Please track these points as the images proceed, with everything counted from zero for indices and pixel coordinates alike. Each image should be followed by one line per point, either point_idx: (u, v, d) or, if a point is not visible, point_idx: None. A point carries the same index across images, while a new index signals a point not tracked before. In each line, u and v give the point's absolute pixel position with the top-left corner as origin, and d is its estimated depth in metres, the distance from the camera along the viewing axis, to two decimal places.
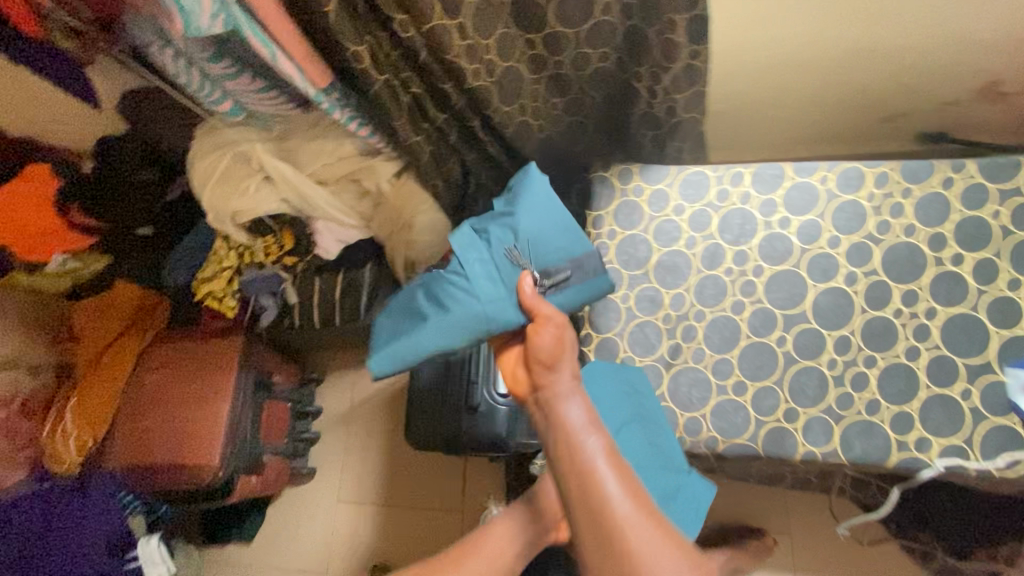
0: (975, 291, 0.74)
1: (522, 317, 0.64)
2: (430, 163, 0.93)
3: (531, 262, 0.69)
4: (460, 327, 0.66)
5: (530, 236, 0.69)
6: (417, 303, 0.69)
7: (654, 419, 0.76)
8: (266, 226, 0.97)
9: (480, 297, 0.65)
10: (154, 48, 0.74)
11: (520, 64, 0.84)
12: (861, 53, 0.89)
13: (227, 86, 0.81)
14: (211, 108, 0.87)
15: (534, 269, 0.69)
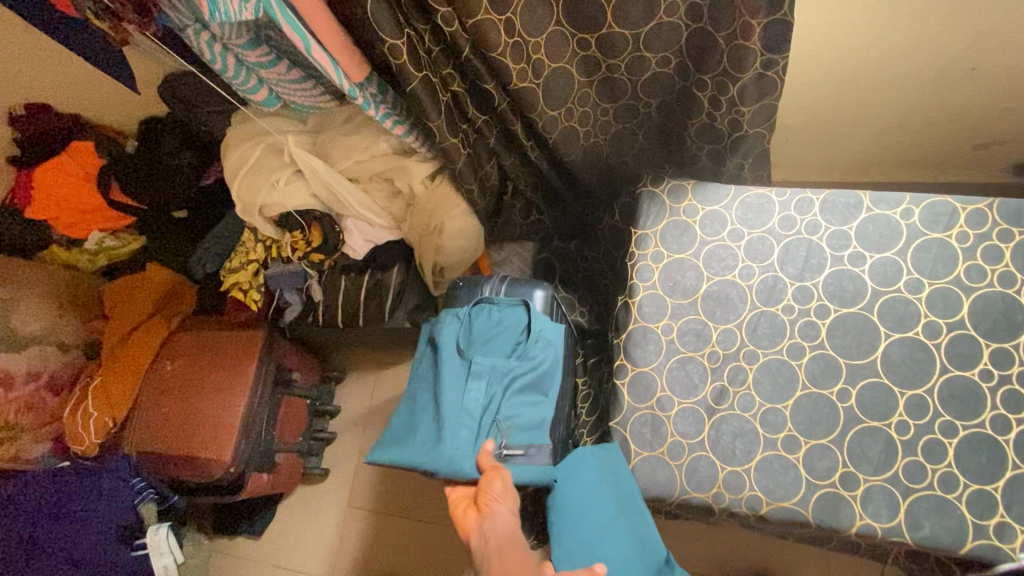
0: None
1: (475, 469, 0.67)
2: (466, 167, 0.88)
3: (506, 416, 0.70)
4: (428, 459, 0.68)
5: (513, 390, 0.71)
6: (410, 410, 0.73)
7: (636, 507, 0.74)
8: (294, 221, 0.94)
9: (449, 435, 0.68)
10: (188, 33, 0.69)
11: (570, 67, 0.77)
12: (961, 70, 0.78)
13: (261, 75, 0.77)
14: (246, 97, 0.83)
15: (505, 424, 0.70)
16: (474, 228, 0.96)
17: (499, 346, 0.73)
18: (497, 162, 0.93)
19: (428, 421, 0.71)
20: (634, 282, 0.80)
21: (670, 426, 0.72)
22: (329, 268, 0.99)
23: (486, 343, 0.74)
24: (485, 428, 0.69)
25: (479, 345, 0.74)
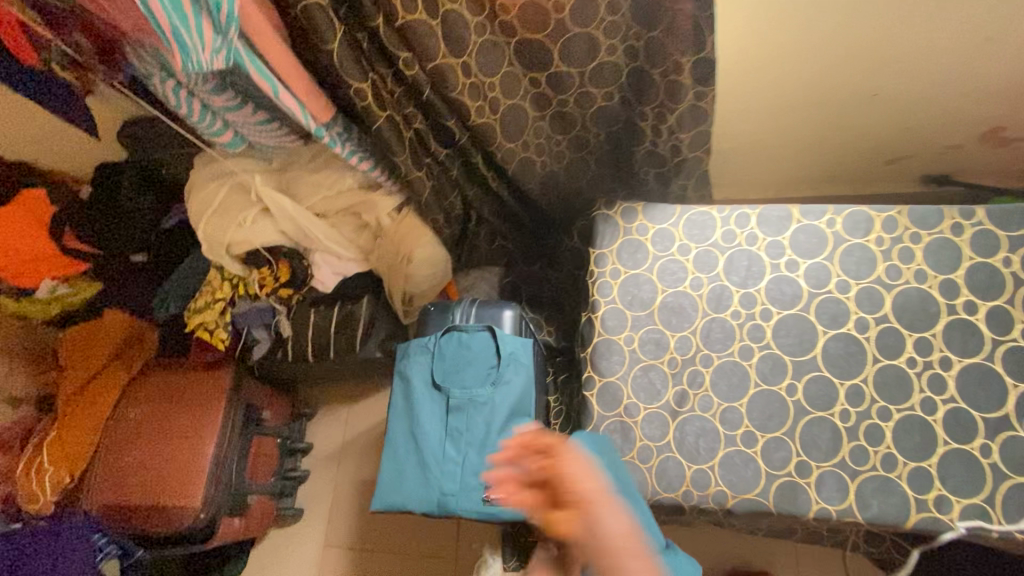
0: (989, 341, 0.72)
1: (464, 505, 0.70)
2: (432, 198, 0.92)
3: (486, 444, 0.72)
4: (417, 498, 0.72)
5: (490, 418, 0.72)
6: (393, 448, 0.75)
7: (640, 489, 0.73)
8: (263, 259, 0.95)
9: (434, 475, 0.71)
10: (154, 81, 0.70)
11: (524, 103, 0.84)
12: (866, 97, 0.89)
13: (227, 117, 0.79)
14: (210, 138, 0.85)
15: (486, 453, 0.71)
16: (440, 255, 1.00)
17: (472, 375, 0.74)
18: (459, 193, 0.97)
19: (413, 456, 0.73)
20: (596, 298, 0.85)
21: (638, 431, 0.77)
22: (297, 303, 1.01)
23: (459, 372, 0.75)
24: (468, 461, 0.71)
25: (450, 375, 0.75)
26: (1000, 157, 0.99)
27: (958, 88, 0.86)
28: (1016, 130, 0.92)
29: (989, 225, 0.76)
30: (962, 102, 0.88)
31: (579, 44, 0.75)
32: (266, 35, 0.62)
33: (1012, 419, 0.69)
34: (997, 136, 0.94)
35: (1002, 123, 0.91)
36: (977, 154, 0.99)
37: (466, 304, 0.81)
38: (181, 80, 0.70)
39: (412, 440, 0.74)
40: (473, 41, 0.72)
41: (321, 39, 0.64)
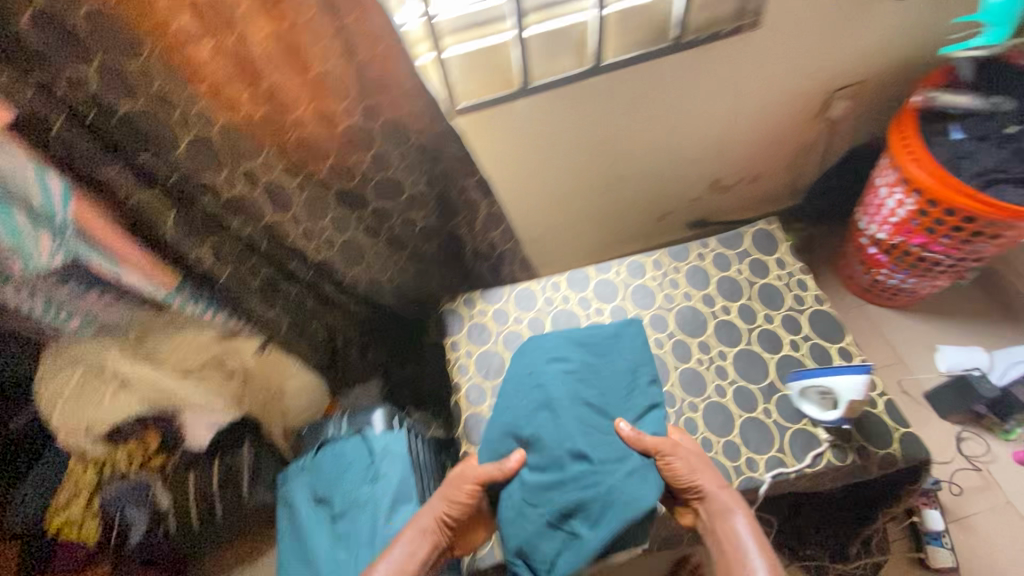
0: (745, 330, 0.96)
1: None
2: (291, 331, 1.01)
3: (377, 540, 0.75)
4: None
5: (377, 512, 0.76)
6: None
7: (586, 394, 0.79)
8: (126, 431, 0.94)
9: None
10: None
11: (359, 235, 0.99)
12: (620, 179, 1.18)
13: (79, 302, 0.83)
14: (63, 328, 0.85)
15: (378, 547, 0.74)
16: (312, 382, 1.11)
17: (354, 478, 0.80)
18: (322, 322, 1.08)
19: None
20: (458, 379, 0.98)
21: None
22: (174, 466, 1.01)
23: (340, 479, 0.80)
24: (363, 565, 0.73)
25: (333, 485, 0.80)
26: (729, 198, 1.35)
27: (677, 160, 1.18)
28: (729, 179, 1.28)
29: (719, 249, 1.05)
30: (684, 168, 1.21)
31: (390, 186, 0.94)
32: (103, 227, 0.72)
33: (778, 383, 0.90)
34: (719, 185, 1.29)
35: (718, 176, 1.27)
36: (714, 199, 1.34)
37: (336, 418, 0.91)
38: (23, 282, 0.76)
39: (305, 563, 0.76)
40: (297, 198, 0.87)
41: (155, 220, 0.74)
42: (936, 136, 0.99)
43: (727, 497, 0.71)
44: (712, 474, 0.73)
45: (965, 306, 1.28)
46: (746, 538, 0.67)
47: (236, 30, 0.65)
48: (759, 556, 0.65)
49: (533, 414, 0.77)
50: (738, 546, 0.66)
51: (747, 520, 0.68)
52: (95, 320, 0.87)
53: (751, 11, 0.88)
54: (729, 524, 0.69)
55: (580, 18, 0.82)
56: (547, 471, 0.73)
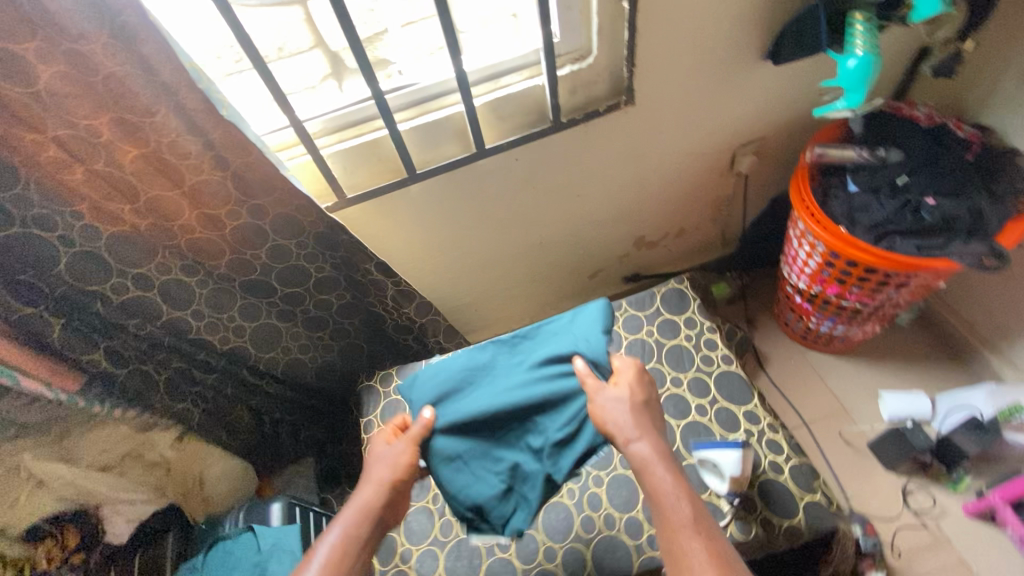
0: (655, 395, 0.95)
1: None
2: (207, 420, 1.07)
3: None
4: None
5: None
6: None
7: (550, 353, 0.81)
8: (42, 530, 0.87)
9: None
10: None
11: (272, 320, 1.02)
12: (538, 245, 1.21)
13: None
14: None
15: None
16: (234, 465, 1.15)
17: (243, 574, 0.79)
18: (245, 404, 1.12)
19: None
20: None
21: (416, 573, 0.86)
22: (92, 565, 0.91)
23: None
24: None
25: None
26: (657, 253, 1.37)
27: (594, 223, 1.21)
28: (652, 235, 1.30)
29: (632, 310, 1.05)
30: (603, 230, 1.24)
31: (297, 273, 0.96)
32: None
33: (682, 451, 0.88)
34: (643, 242, 1.31)
35: (640, 234, 1.29)
36: (642, 255, 1.36)
37: (236, 511, 0.91)
38: None
39: None
40: (198, 294, 0.91)
41: (43, 327, 0.80)
42: (832, 190, 1.01)
43: (642, 447, 0.65)
44: (643, 421, 0.68)
45: (906, 347, 1.25)
46: (674, 497, 0.60)
47: (105, 154, 0.70)
48: (693, 532, 0.57)
49: (489, 374, 0.82)
50: (660, 499, 0.61)
51: (669, 470, 0.63)
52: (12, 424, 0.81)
53: (625, 89, 0.93)
54: (652, 475, 0.63)
55: (451, 111, 0.87)
56: (490, 423, 0.75)
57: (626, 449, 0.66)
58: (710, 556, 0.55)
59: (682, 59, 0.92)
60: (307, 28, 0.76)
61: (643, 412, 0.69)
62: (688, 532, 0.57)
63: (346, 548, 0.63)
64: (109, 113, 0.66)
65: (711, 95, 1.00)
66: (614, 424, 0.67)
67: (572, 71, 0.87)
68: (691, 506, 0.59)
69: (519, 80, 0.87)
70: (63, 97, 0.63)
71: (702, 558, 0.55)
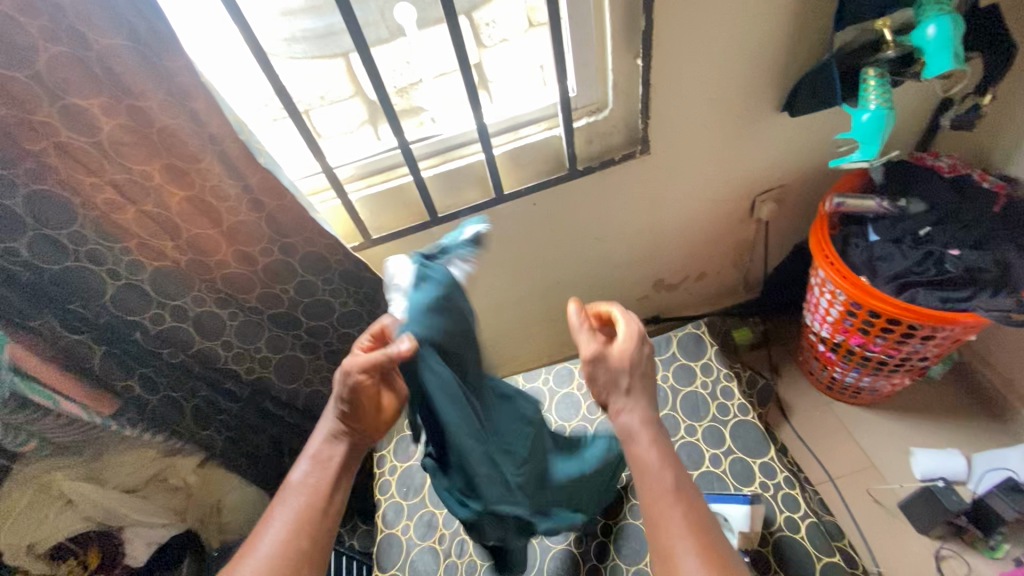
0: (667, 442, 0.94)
1: None
2: (228, 446, 1.09)
3: None
4: None
5: None
6: None
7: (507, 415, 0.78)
8: (70, 548, 0.92)
9: None
10: None
11: (296, 352, 1.06)
12: (556, 285, 1.22)
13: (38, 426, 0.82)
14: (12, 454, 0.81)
15: None
16: (250, 494, 1.18)
17: None
18: (266, 433, 1.14)
19: None
20: (378, 497, 0.98)
21: None
22: None
23: None
24: None
25: None
26: (677, 295, 1.37)
27: (611, 265, 1.22)
28: (671, 278, 1.31)
29: (646, 354, 1.05)
30: (622, 272, 1.25)
31: (322, 307, 1.00)
32: (36, 362, 0.80)
33: None
34: (662, 284, 1.31)
35: (659, 277, 1.29)
36: (662, 297, 1.36)
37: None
38: None
39: None
40: (229, 325, 0.95)
41: (85, 356, 0.85)
42: (853, 239, 1.01)
43: (632, 420, 0.61)
44: (626, 376, 0.62)
45: (940, 402, 1.19)
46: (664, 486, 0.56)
47: (155, 196, 0.76)
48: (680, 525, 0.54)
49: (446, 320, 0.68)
50: (646, 482, 0.57)
51: (656, 450, 0.58)
52: (48, 444, 0.85)
53: (640, 139, 0.96)
54: (635, 451, 0.59)
55: (472, 160, 0.92)
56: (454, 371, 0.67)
57: (611, 408, 0.63)
58: (703, 554, 0.51)
59: (698, 111, 0.95)
60: (347, 78, 0.90)
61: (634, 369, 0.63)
62: (678, 529, 0.54)
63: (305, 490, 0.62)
64: (161, 160, 0.73)
65: (729, 144, 1.02)
66: (603, 379, 0.62)
67: (589, 123, 0.91)
68: (683, 503, 0.56)
69: (539, 130, 0.92)
70: (123, 146, 0.70)
71: (693, 553, 0.52)
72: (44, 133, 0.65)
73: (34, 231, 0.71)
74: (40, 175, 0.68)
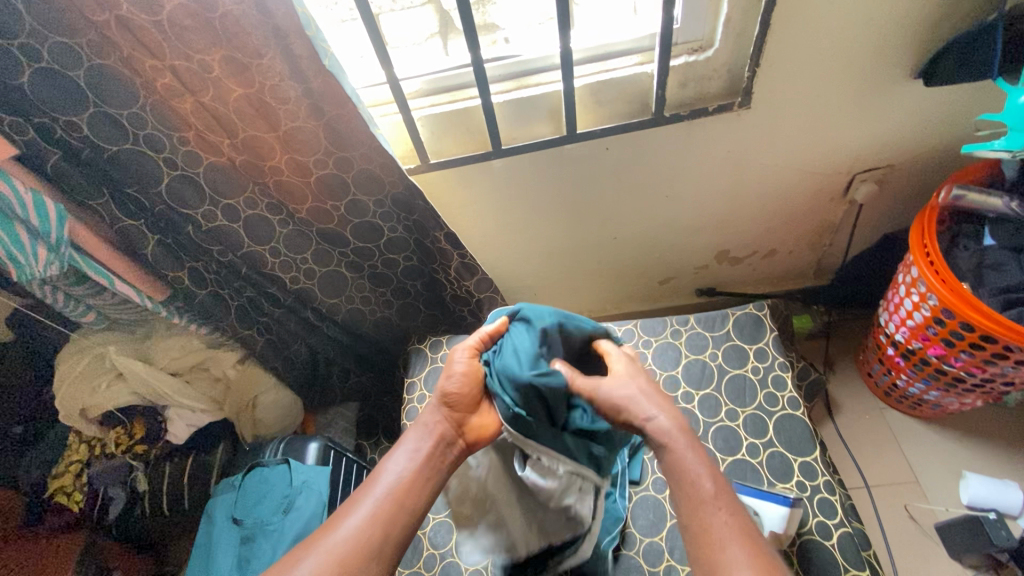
0: (703, 424, 0.90)
1: None
2: (268, 349, 1.13)
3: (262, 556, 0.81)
4: None
5: (274, 534, 0.83)
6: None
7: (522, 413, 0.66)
8: (117, 418, 0.99)
9: None
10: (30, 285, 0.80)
11: (340, 269, 1.05)
12: (612, 240, 1.15)
13: (91, 302, 0.89)
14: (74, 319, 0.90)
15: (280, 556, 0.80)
16: (285, 396, 1.21)
17: (272, 516, 0.85)
18: (304, 342, 1.17)
19: None
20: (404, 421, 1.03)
21: (426, 540, 0.88)
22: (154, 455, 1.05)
23: (255, 504, 0.87)
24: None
25: (247, 507, 0.87)
26: (739, 270, 1.27)
27: (676, 229, 1.13)
28: (737, 251, 1.21)
29: (698, 328, 0.99)
30: (685, 237, 1.16)
31: (368, 229, 0.97)
32: (93, 241, 0.82)
33: None
34: (726, 256, 1.22)
35: (724, 248, 1.20)
36: (722, 270, 1.27)
37: (275, 442, 0.98)
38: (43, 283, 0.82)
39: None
40: (279, 234, 0.95)
41: (139, 242, 0.86)
42: (961, 240, 0.90)
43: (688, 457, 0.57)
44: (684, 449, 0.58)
45: (1009, 431, 1.10)
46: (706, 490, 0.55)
47: (214, 90, 0.72)
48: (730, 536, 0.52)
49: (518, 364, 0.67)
50: (689, 489, 0.56)
51: (701, 460, 0.57)
52: (106, 317, 0.94)
53: (742, 90, 0.85)
54: (674, 454, 0.58)
55: (549, 89, 0.84)
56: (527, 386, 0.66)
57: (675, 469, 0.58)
58: None
59: (817, 67, 0.82)
60: None
61: (654, 390, 0.64)
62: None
63: (416, 483, 0.64)
64: (221, 50, 0.68)
65: (838, 111, 0.89)
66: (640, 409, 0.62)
67: (688, 63, 0.81)
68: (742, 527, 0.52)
69: (629, 64, 0.83)
70: (183, 29, 0.66)
71: None
72: (105, 5, 0.62)
73: (95, 108, 0.70)
74: (101, 49, 0.66)
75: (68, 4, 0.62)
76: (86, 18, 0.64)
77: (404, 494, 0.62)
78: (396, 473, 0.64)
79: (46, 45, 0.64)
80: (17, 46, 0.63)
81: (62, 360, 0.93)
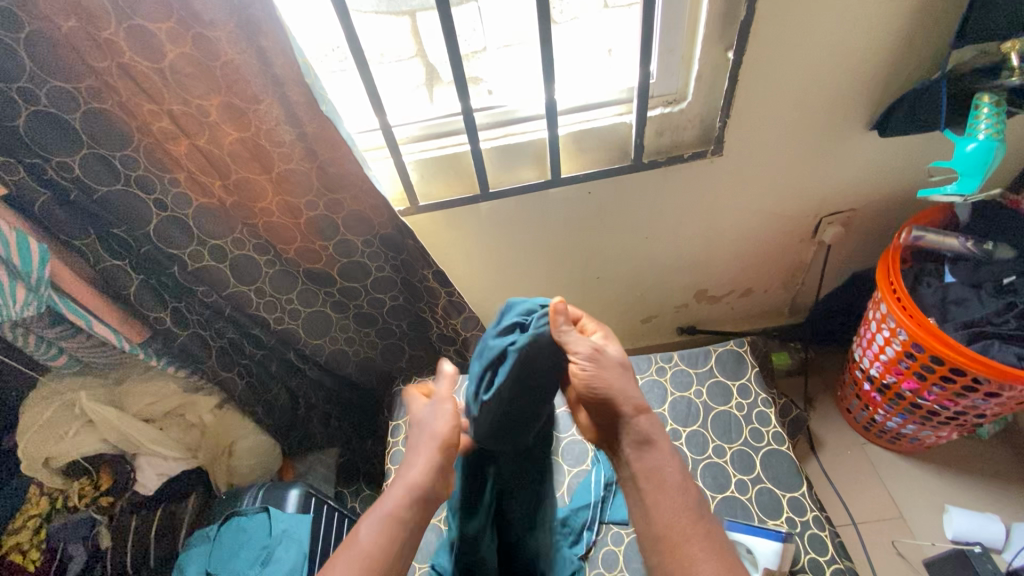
0: (692, 460, 0.90)
1: None
2: (247, 393, 1.10)
3: None
4: None
5: None
6: None
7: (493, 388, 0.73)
8: (82, 467, 0.93)
9: None
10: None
11: (326, 309, 1.04)
12: (593, 280, 1.18)
13: (65, 342, 0.86)
14: (45, 361, 0.87)
15: None
16: (264, 441, 1.16)
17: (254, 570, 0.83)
18: (284, 384, 1.15)
19: None
20: (389, 466, 1.02)
21: None
22: (119, 508, 0.97)
23: (231, 559, 0.84)
24: None
25: (223, 562, 0.84)
26: (718, 309, 1.31)
27: (656, 269, 1.17)
28: (715, 290, 1.25)
29: (683, 365, 1.00)
30: (666, 277, 1.19)
31: (356, 268, 0.98)
32: (74, 281, 0.81)
33: None
34: (705, 295, 1.25)
35: (703, 287, 1.23)
36: (702, 309, 1.31)
37: (254, 488, 0.95)
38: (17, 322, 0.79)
39: None
40: (265, 273, 0.94)
41: (122, 284, 0.84)
42: (926, 277, 0.94)
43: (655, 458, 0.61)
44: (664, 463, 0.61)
45: (983, 463, 1.13)
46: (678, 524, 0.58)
47: (210, 133, 0.74)
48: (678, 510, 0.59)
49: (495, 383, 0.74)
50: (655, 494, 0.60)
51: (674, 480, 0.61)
52: (79, 360, 0.90)
53: (714, 139, 0.90)
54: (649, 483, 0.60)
55: (533, 136, 0.89)
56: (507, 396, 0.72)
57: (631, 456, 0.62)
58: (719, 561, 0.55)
59: (780, 120, 0.89)
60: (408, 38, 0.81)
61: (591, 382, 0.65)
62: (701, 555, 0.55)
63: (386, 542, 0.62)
64: (220, 96, 0.70)
65: (800, 159, 0.96)
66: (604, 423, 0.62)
67: (663, 114, 0.87)
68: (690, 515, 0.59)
69: (611, 114, 0.88)
70: (183, 76, 0.68)
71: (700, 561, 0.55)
72: (107, 52, 0.64)
73: (88, 150, 0.71)
74: (100, 93, 0.68)
75: (69, 50, 0.63)
76: (86, 63, 0.65)
77: (378, 552, 0.61)
78: (367, 535, 0.62)
79: (45, 89, 0.65)
80: (15, 90, 0.64)
81: (30, 407, 0.87)
